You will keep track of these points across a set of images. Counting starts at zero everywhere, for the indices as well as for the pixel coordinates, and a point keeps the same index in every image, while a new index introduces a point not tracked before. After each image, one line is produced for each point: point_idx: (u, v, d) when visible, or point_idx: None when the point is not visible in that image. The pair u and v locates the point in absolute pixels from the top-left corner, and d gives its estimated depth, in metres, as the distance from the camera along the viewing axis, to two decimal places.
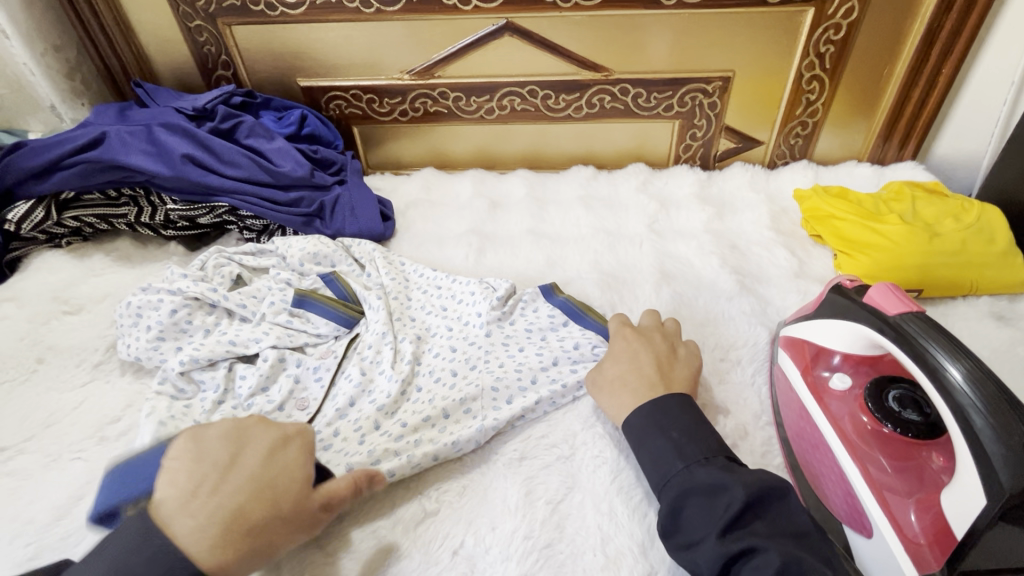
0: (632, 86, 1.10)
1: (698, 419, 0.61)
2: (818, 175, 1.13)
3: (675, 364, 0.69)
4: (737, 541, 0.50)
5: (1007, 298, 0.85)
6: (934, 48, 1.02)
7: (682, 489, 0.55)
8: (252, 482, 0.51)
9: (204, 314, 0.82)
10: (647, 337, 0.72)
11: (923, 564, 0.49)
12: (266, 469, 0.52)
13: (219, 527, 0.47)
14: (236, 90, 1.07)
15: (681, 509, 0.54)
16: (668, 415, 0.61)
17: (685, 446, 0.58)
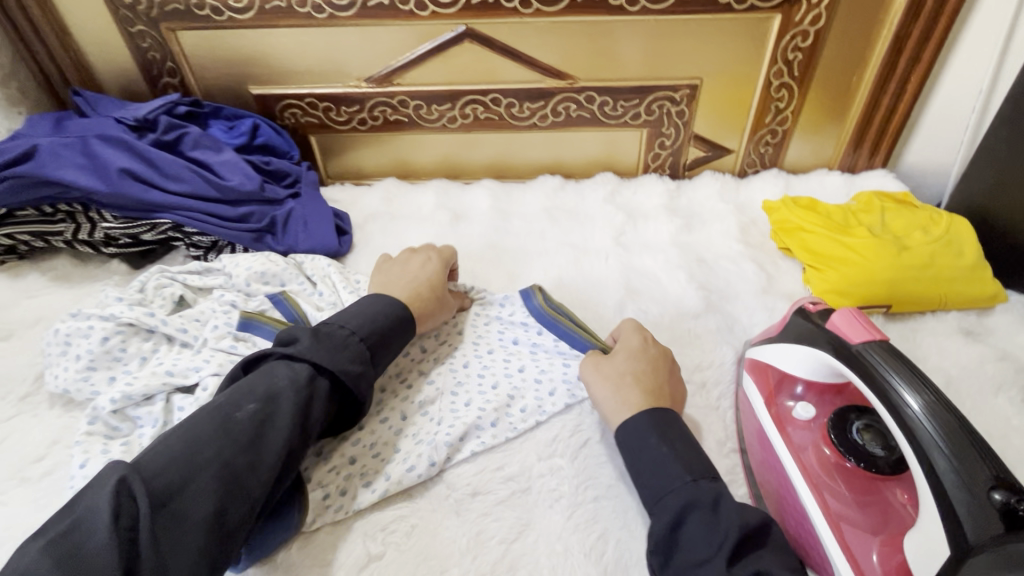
0: (598, 93, 1.07)
1: (687, 438, 0.59)
2: (788, 184, 1.11)
3: (661, 377, 0.66)
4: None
5: (976, 313, 0.84)
6: (902, 55, 1.00)
7: (683, 512, 0.52)
8: (413, 277, 0.75)
9: (140, 341, 0.77)
10: (636, 348, 0.68)
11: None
12: (420, 275, 0.76)
13: (406, 297, 0.72)
14: (181, 99, 1.02)
15: (681, 532, 0.52)
16: (653, 435, 0.58)
17: (682, 464, 0.56)
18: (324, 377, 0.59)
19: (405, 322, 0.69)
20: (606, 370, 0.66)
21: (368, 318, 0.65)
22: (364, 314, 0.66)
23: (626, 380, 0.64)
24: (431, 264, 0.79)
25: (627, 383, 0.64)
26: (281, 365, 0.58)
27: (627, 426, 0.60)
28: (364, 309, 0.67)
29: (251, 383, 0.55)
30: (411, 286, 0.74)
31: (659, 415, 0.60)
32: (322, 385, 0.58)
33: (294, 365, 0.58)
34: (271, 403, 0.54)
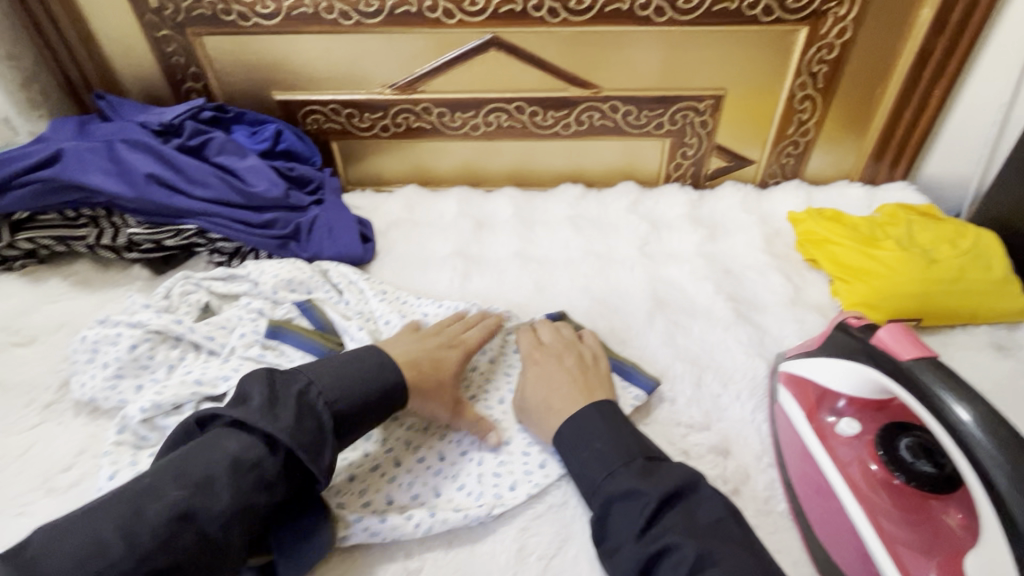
0: (622, 103, 1.07)
1: (623, 426, 0.60)
2: (810, 196, 1.11)
3: (573, 383, 0.66)
4: (655, 541, 0.50)
5: (1005, 327, 0.84)
6: (927, 68, 1.01)
7: (607, 500, 0.54)
8: (430, 353, 0.67)
9: (168, 348, 0.76)
10: (549, 364, 0.69)
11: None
12: (436, 352, 0.68)
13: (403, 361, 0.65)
14: (206, 105, 1.02)
15: (608, 517, 0.54)
16: (571, 443, 0.60)
17: (611, 453, 0.57)
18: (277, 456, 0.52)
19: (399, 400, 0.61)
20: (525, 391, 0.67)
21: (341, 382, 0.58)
22: (361, 386, 0.59)
23: (548, 399, 0.65)
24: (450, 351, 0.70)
25: (547, 401, 0.65)
26: (229, 434, 0.52)
27: (558, 440, 0.62)
28: (379, 363, 0.62)
29: (188, 463, 0.50)
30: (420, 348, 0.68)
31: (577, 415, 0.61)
32: (269, 465, 0.51)
33: (242, 436, 0.52)
34: (202, 491, 0.48)
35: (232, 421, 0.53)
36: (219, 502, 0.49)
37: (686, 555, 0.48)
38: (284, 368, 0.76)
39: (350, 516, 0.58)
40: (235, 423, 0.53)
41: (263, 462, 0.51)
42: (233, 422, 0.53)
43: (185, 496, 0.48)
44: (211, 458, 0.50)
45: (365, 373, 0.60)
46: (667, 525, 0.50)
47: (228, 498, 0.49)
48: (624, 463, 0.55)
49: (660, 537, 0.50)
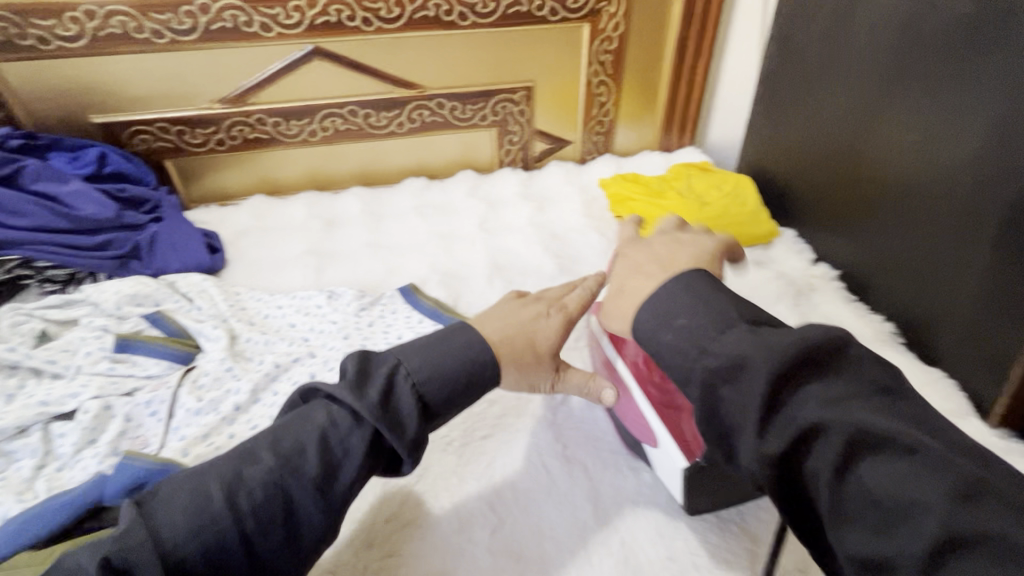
0: (447, 99, 1.19)
1: (715, 293, 0.44)
2: (619, 165, 1.31)
3: (662, 262, 0.53)
4: (795, 424, 0.36)
5: (761, 247, 1.07)
6: (685, 53, 1.24)
7: (706, 383, 0.39)
8: (520, 325, 0.55)
9: (4, 378, 0.74)
10: (635, 249, 0.58)
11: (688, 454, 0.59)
12: (518, 315, 0.57)
13: None
14: (12, 133, 0.97)
15: (716, 408, 0.39)
16: (648, 331, 0.44)
17: (693, 333, 0.42)
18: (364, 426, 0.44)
19: (490, 376, 0.50)
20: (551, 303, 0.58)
21: (443, 353, 0.49)
22: (437, 350, 0.49)
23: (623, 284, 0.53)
24: None
25: (621, 295, 0.53)
26: (320, 404, 0.46)
27: None
28: (467, 341, 0.50)
29: (280, 436, 0.44)
30: None
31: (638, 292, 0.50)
32: (354, 440, 0.43)
33: (333, 404, 0.46)
34: (292, 461, 0.43)
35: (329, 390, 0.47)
36: (309, 469, 0.42)
37: (835, 436, 0.35)
38: (139, 376, 0.77)
39: None
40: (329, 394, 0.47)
41: (348, 436, 0.44)
42: (329, 393, 0.47)
43: (274, 468, 0.42)
44: (258, 441, 0.44)
45: (445, 339, 0.50)
46: (841, 417, 0.35)
47: (315, 466, 0.43)
48: (716, 336, 0.41)
49: (795, 418, 0.36)
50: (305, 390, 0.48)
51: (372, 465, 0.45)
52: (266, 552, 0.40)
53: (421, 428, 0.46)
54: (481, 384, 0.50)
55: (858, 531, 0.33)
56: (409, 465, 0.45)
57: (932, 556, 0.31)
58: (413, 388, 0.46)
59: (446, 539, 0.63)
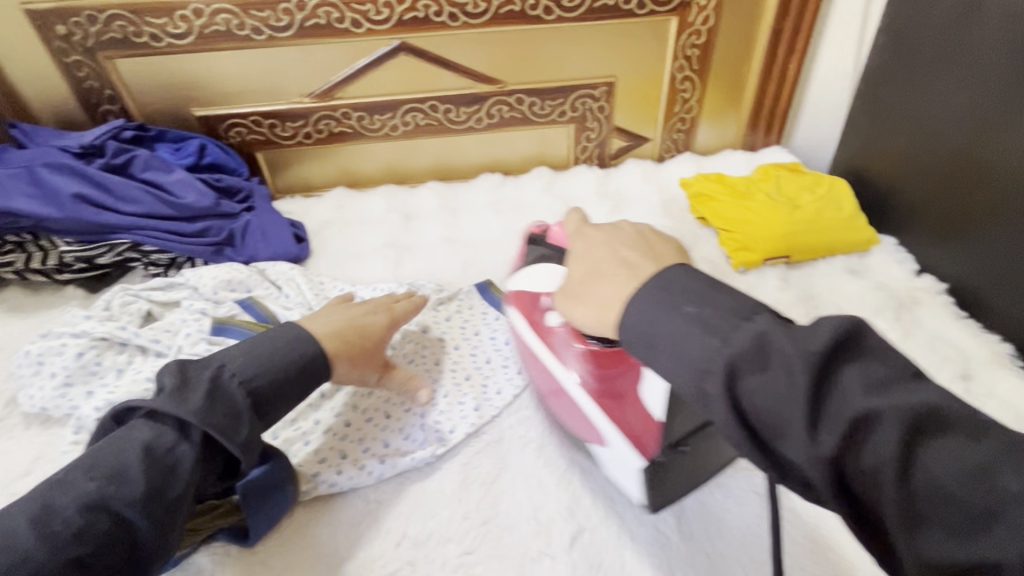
0: (527, 95, 1.18)
1: (712, 288, 0.42)
2: (700, 165, 1.26)
3: (636, 247, 0.50)
4: (838, 423, 0.34)
5: (857, 255, 0.99)
6: (779, 47, 1.17)
7: (730, 378, 0.37)
8: (353, 323, 0.69)
9: (115, 354, 0.79)
10: (586, 237, 0.54)
11: (644, 452, 0.58)
12: (361, 319, 0.71)
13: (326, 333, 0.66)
14: (125, 124, 1.04)
15: (748, 408, 0.37)
16: (642, 334, 0.42)
17: (698, 327, 0.40)
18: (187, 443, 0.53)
19: (322, 369, 0.63)
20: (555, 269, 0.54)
21: (262, 369, 0.59)
22: (273, 359, 0.60)
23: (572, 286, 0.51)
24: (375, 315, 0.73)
25: (573, 298, 0.50)
26: (143, 425, 0.54)
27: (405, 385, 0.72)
28: (291, 339, 0.62)
29: (99, 457, 0.51)
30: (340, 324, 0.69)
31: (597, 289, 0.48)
32: (184, 449, 0.53)
33: (156, 423, 0.54)
34: (115, 480, 0.49)
35: (151, 411, 0.55)
36: (133, 488, 0.49)
37: (893, 433, 0.33)
38: None
39: (310, 472, 0.66)
40: (152, 412, 0.55)
41: (177, 446, 0.53)
42: (150, 413, 0.55)
43: (95, 490, 0.48)
44: (124, 449, 0.52)
45: (271, 347, 0.61)
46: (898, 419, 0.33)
47: (150, 479, 0.50)
48: (722, 339, 0.39)
49: (843, 410, 0.35)
50: (114, 413, 0.56)
51: (214, 466, 0.55)
52: (101, 561, 0.47)
53: (258, 424, 0.57)
54: (315, 373, 0.62)
55: (936, 534, 0.32)
56: (245, 462, 0.55)
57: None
58: (247, 390, 0.57)
59: (525, 543, 0.62)
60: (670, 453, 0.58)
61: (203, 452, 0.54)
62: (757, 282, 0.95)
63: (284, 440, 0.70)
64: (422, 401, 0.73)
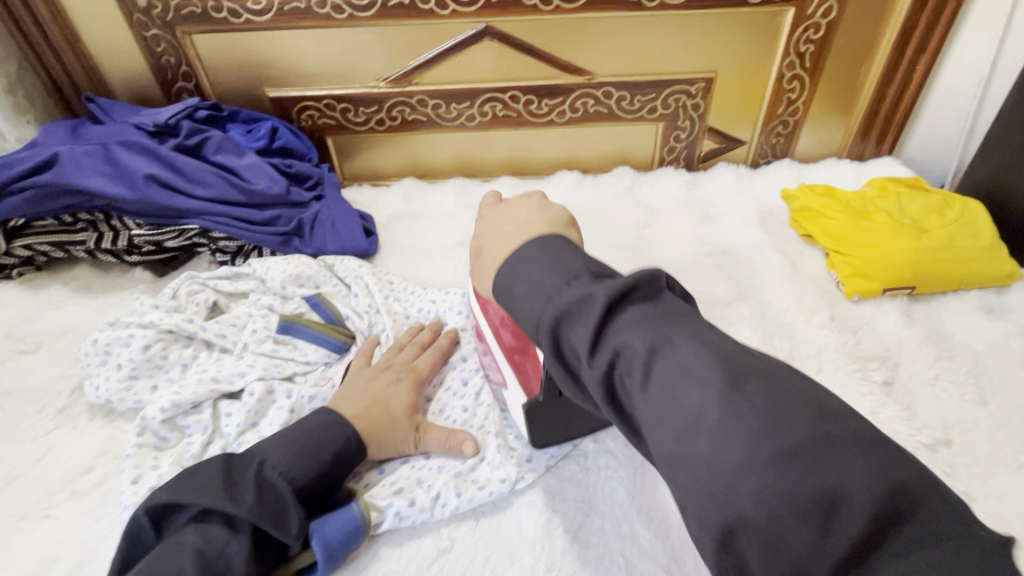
0: (616, 89, 1.08)
1: (567, 249, 0.45)
2: (801, 174, 1.14)
3: (516, 221, 0.54)
4: (603, 356, 0.38)
5: (995, 291, 0.86)
6: (909, 45, 1.04)
7: (555, 328, 0.40)
8: (376, 398, 0.66)
9: (181, 348, 0.76)
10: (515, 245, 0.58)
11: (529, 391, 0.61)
12: (383, 392, 0.67)
13: (354, 413, 0.63)
14: (200, 103, 1.01)
15: (570, 350, 0.40)
16: (508, 288, 0.45)
17: (545, 281, 0.43)
18: (240, 535, 0.52)
19: (357, 454, 0.61)
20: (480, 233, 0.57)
21: (297, 450, 0.58)
22: (309, 442, 0.59)
23: (481, 244, 0.56)
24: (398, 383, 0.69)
25: (483, 254, 0.55)
26: (192, 525, 0.52)
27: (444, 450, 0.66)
28: (326, 421, 0.61)
29: (154, 565, 0.49)
30: (364, 399, 0.66)
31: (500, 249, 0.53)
32: (237, 547, 0.51)
33: (203, 523, 0.52)
34: None
35: (194, 512, 0.52)
36: None
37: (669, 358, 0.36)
38: (299, 362, 0.77)
39: (380, 500, 0.61)
40: (197, 513, 0.52)
41: (228, 546, 0.51)
42: (194, 514, 0.52)
43: None
44: (176, 560, 0.49)
45: (306, 430, 0.60)
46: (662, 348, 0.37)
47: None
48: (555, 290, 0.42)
49: (612, 346, 0.38)
50: (152, 511, 0.53)
51: (269, 561, 0.54)
52: None
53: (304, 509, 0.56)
54: (350, 459, 0.60)
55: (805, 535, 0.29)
56: (297, 547, 0.54)
57: (780, 469, 0.31)
58: (289, 479, 0.56)
59: None
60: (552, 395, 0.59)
61: (255, 548, 0.52)
62: (873, 315, 0.84)
63: (357, 470, 0.66)
64: (467, 454, 0.65)
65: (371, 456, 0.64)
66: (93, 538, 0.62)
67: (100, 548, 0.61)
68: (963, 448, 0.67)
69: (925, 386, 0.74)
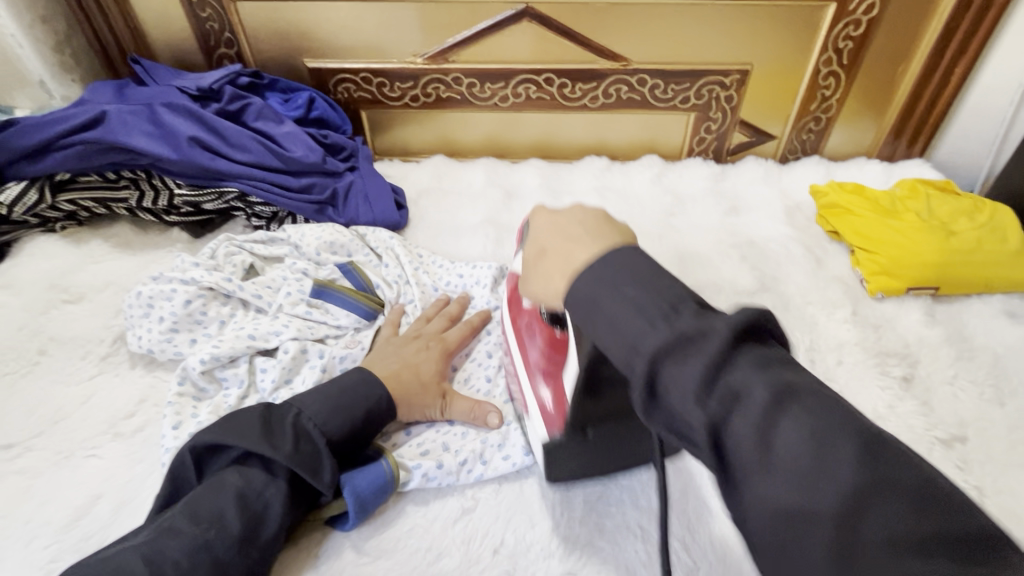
0: (650, 76, 1.09)
1: (606, 228, 0.46)
2: (830, 171, 1.14)
3: (585, 224, 0.46)
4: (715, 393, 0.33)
5: (1020, 296, 0.86)
6: (949, 47, 1.03)
7: (655, 361, 0.35)
8: (407, 362, 0.69)
9: (219, 305, 0.79)
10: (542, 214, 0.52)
11: (549, 427, 0.59)
12: (414, 357, 0.70)
13: (386, 374, 0.66)
14: (242, 71, 1.03)
15: (660, 383, 0.35)
16: (593, 298, 0.39)
17: (634, 312, 0.37)
18: (277, 479, 0.55)
19: (385, 415, 0.63)
20: (538, 234, 0.49)
21: (329, 403, 0.60)
22: (343, 398, 0.61)
23: (546, 245, 0.47)
24: (428, 350, 0.72)
25: (544, 258, 0.47)
26: (231, 468, 0.55)
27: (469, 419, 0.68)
28: (361, 381, 0.64)
29: (197, 503, 0.52)
30: (397, 362, 0.68)
31: (577, 258, 0.43)
32: (274, 491, 0.54)
33: (243, 467, 0.55)
34: (216, 524, 0.51)
35: (238, 455, 0.55)
36: (233, 524, 0.51)
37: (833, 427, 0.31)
38: (330, 325, 0.79)
39: (408, 461, 0.64)
40: (239, 456, 0.55)
41: (266, 488, 0.54)
42: (238, 456, 0.55)
43: (200, 532, 0.50)
44: (217, 496, 0.52)
45: (342, 388, 0.62)
46: (703, 317, 0.36)
47: (243, 523, 0.52)
48: (655, 325, 0.36)
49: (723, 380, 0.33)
50: (199, 449, 0.55)
51: (301, 510, 0.57)
52: None
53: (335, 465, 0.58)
54: (379, 419, 0.63)
55: None
56: (329, 496, 0.57)
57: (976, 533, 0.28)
58: (324, 433, 0.58)
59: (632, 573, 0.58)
60: (574, 436, 0.57)
61: (288, 497, 0.55)
62: (895, 313, 0.85)
63: (385, 429, 0.69)
64: (492, 425, 0.68)
65: (399, 417, 0.66)
66: (137, 478, 0.65)
67: (144, 487, 0.65)
68: (977, 446, 0.69)
69: (943, 384, 0.75)
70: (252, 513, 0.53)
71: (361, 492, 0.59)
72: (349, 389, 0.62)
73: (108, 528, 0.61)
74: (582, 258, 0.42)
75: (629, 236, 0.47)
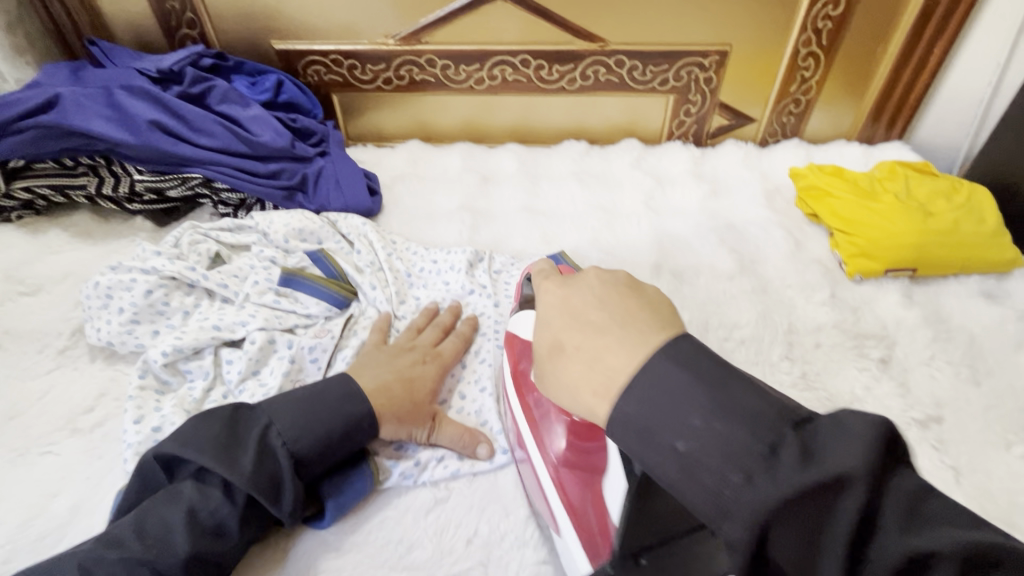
0: (629, 58, 1.07)
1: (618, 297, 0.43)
2: (810, 154, 1.13)
3: (606, 308, 0.43)
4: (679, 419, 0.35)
5: (995, 276, 0.87)
6: (927, 27, 1.02)
7: (622, 394, 0.37)
8: (400, 375, 0.64)
9: (182, 295, 0.76)
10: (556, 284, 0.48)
11: (595, 559, 0.50)
12: (408, 371, 0.66)
13: (374, 388, 0.62)
14: (205, 52, 0.99)
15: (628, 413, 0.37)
16: (645, 427, 0.36)
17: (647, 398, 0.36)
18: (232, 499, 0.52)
19: (367, 432, 0.59)
20: (550, 322, 0.45)
21: (302, 415, 0.57)
22: (318, 411, 0.58)
23: (563, 339, 0.43)
24: (423, 366, 0.68)
25: (561, 354, 0.42)
26: (188, 482, 0.52)
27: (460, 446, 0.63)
28: (342, 394, 0.59)
29: (150, 516, 0.50)
30: (388, 375, 0.64)
31: (612, 361, 0.39)
32: (226, 512, 0.51)
33: (200, 482, 0.52)
34: (161, 544, 0.49)
35: (194, 469, 0.52)
36: (179, 546, 0.49)
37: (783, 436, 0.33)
38: (300, 314, 0.77)
39: (386, 459, 0.63)
40: (197, 470, 0.52)
41: (220, 509, 0.51)
42: (197, 470, 0.52)
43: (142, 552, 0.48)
44: (169, 512, 0.50)
45: (321, 399, 0.58)
46: (660, 345, 0.38)
47: (192, 543, 0.49)
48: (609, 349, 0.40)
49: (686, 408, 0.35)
50: (159, 457, 0.53)
51: (262, 526, 0.55)
52: None
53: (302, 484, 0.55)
54: (359, 437, 0.59)
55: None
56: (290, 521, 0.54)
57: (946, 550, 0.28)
58: (292, 452, 0.55)
59: None
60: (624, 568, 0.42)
61: (245, 515, 0.53)
62: (873, 295, 0.85)
63: None
64: (482, 456, 0.64)
65: (384, 435, 0.62)
66: (96, 475, 0.63)
67: (103, 484, 0.62)
68: (954, 425, 0.69)
69: (920, 365, 0.75)
70: (205, 533, 0.50)
71: (342, 496, 0.58)
72: (326, 400, 0.59)
73: (66, 527, 0.58)
74: (625, 366, 0.38)
75: (655, 306, 0.43)
